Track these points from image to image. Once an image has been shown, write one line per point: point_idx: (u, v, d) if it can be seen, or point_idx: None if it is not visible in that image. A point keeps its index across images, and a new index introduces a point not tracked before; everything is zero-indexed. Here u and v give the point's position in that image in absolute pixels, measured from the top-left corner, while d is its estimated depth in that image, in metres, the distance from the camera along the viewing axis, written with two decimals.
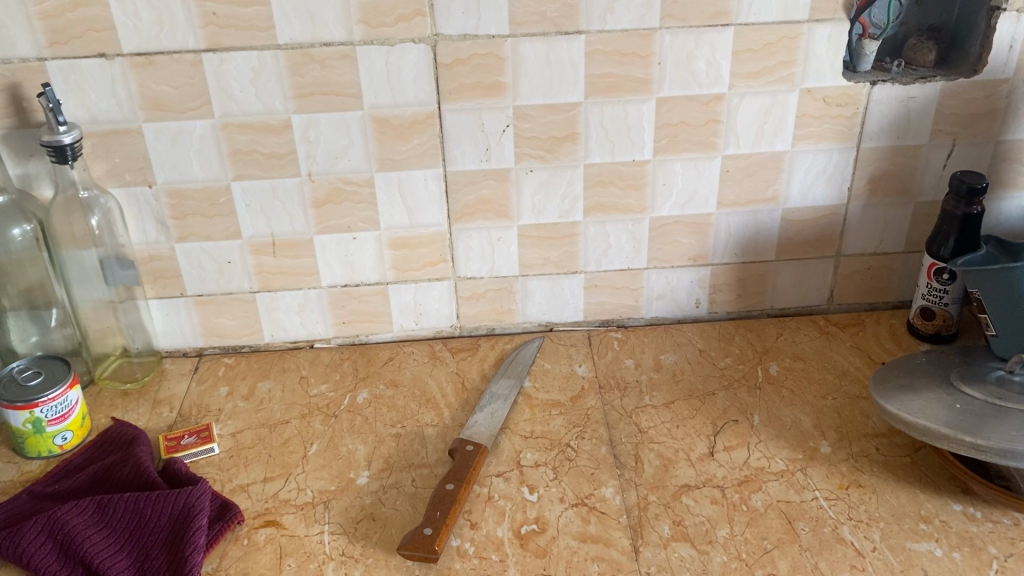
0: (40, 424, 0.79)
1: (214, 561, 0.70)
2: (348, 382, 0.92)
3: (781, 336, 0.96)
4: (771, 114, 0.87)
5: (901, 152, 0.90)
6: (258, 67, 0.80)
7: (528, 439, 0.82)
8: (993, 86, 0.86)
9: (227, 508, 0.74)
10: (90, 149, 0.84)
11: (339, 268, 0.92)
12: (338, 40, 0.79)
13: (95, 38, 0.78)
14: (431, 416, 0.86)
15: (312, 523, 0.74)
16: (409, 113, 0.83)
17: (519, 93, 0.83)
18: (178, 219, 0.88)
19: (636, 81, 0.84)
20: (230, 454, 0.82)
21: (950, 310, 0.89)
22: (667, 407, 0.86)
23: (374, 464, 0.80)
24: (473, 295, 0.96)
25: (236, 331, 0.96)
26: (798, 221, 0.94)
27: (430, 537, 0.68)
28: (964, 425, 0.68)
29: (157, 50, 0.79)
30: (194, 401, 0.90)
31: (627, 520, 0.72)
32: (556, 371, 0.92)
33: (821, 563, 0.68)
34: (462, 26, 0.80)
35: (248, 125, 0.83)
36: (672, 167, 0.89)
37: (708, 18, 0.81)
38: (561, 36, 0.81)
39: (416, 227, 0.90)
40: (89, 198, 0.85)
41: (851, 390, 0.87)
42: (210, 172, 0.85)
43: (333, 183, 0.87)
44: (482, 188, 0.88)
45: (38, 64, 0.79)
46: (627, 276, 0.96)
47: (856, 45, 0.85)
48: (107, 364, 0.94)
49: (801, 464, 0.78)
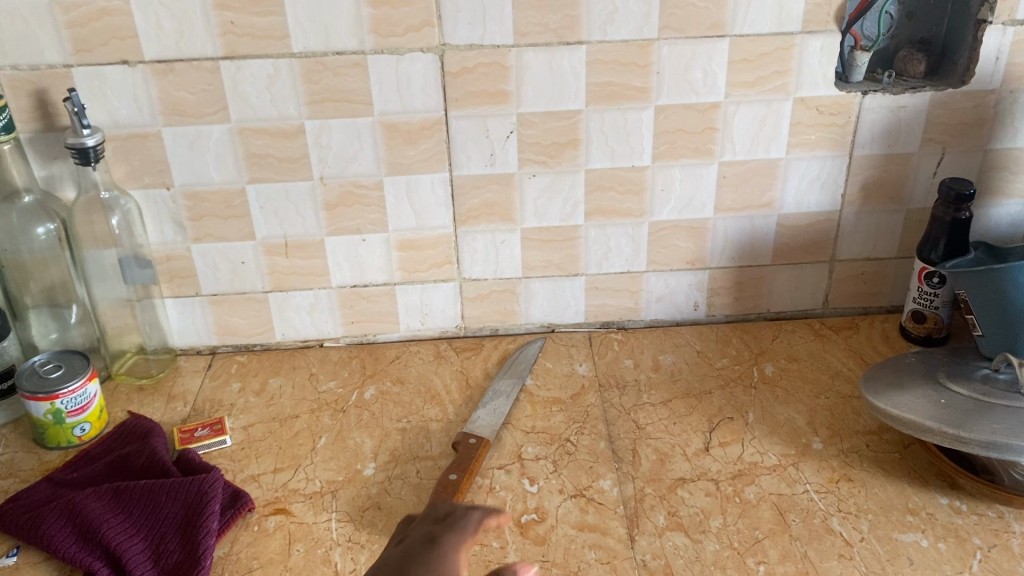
0: (60, 414, 0.83)
1: (226, 546, 0.73)
2: (356, 379, 0.95)
3: (776, 338, 0.99)
4: (766, 122, 0.90)
5: (892, 160, 0.93)
6: (274, 75, 0.84)
7: (529, 434, 0.85)
8: (981, 96, 0.89)
9: (238, 496, 0.77)
10: (111, 151, 0.87)
11: (349, 268, 0.96)
12: (349, 49, 0.83)
13: (119, 45, 0.82)
14: (435, 412, 0.89)
15: (320, 511, 0.77)
16: (418, 119, 0.87)
17: (523, 100, 0.87)
18: (194, 220, 0.91)
19: (635, 89, 0.87)
20: (241, 446, 0.85)
21: (941, 314, 0.92)
22: (665, 405, 0.89)
23: (380, 456, 0.83)
24: (478, 296, 0.99)
25: (249, 330, 0.99)
26: (793, 227, 0.97)
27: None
28: (948, 419, 0.70)
29: (177, 57, 0.83)
30: (207, 396, 0.93)
31: (623, 510, 0.75)
32: (557, 370, 0.95)
33: (810, 552, 0.70)
34: (468, 36, 0.83)
35: (263, 131, 0.87)
36: (671, 172, 0.92)
37: (704, 29, 0.84)
38: (564, 47, 0.84)
39: (424, 230, 0.94)
40: (110, 199, 0.88)
41: (844, 389, 0.90)
42: (225, 175, 0.89)
43: (345, 186, 0.90)
44: (487, 192, 0.92)
45: (64, 71, 0.83)
46: (627, 279, 0.99)
47: (849, 56, 0.89)
48: (123, 361, 0.98)
49: (793, 459, 0.80)
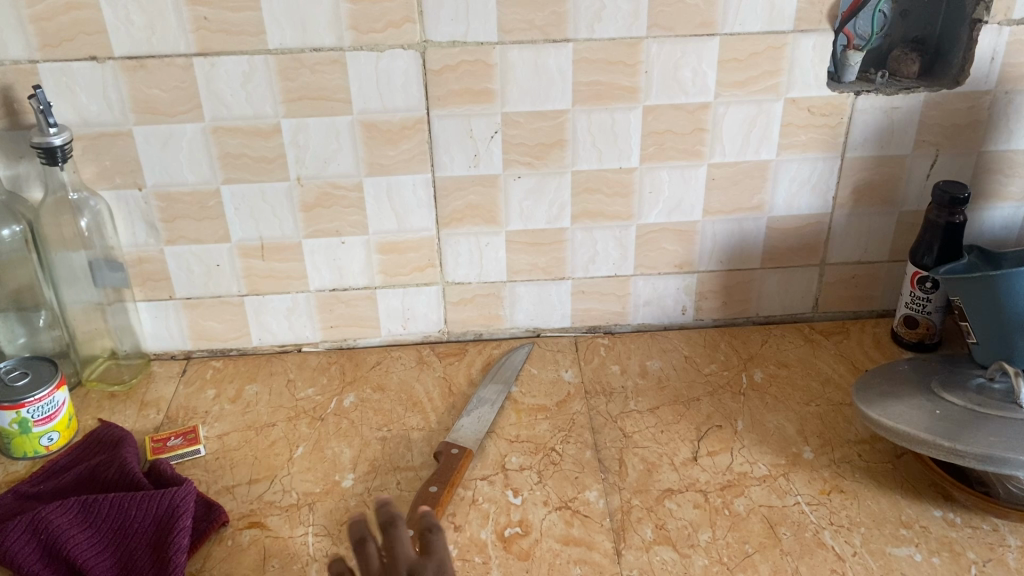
0: (26, 424, 0.79)
1: (198, 562, 0.70)
2: (335, 386, 0.92)
3: (766, 343, 0.97)
4: (756, 122, 0.87)
5: (884, 162, 0.91)
6: (249, 72, 0.81)
7: (513, 444, 0.82)
8: (975, 98, 0.87)
9: (212, 509, 0.74)
10: (80, 151, 0.84)
11: (328, 271, 0.93)
12: (327, 46, 0.80)
13: (86, 40, 0.79)
14: (417, 420, 0.87)
15: (296, 525, 0.74)
16: (398, 119, 0.84)
17: (508, 99, 0.84)
18: (167, 222, 0.88)
19: (623, 89, 0.85)
20: (215, 456, 0.83)
21: (933, 319, 0.90)
22: (652, 412, 0.86)
23: (359, 467, 0.81)
24: (462, 300, 0.96)
25: (224, 335, 0.96)
26: (783, 230, 0.95)
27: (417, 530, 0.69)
28: (944, 431, 0.68)
29: (148, 54, 0.79)
30: (181, 403, 0.90)
31: (610, 523, 0.73)
32: (543, 376, 0.92)
33: (801, 567, 0.68)
34: (451, 32, 0.81)
35: (238, 130, 0.84)
36: (659, 174, 0.90)
37: (694, 28, 0.82)
38: (549, 44, 0.82)
39: (405, 232, 0.91)
40: (79, 199, 0.85)
41: (835, 396, 0.88)
42: (199, 175, 0.86)
43: (323, 187, 0.87)
44: (470, 193, 0.89)
45: (30, 67, 0.79)
46: (614, 282, 0.97)
47: (841, 56, 0.87)
48: (94, 366, 0.94)
49: (784, 469, 0.78)
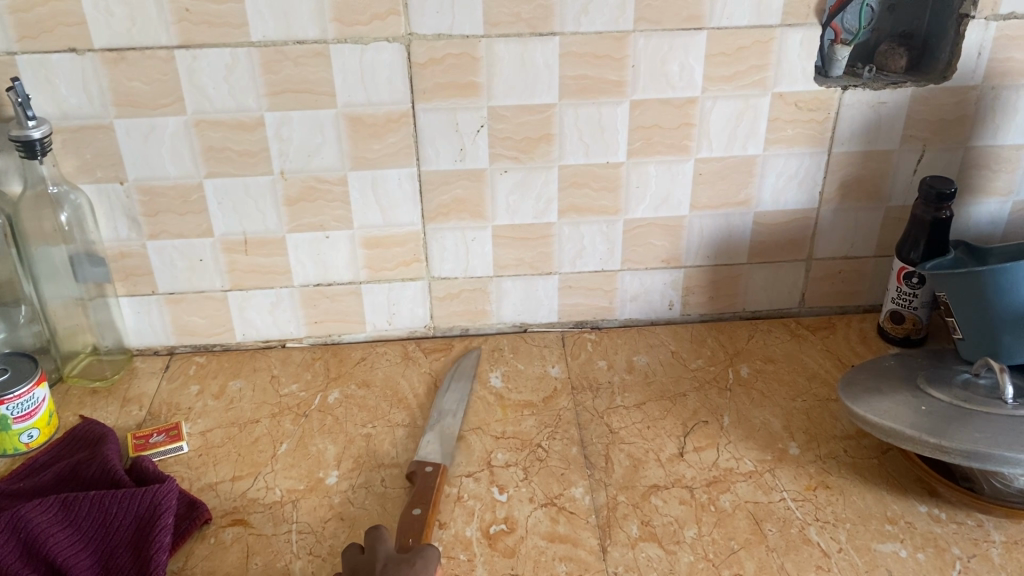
0: (6, 421, 0.78)
1: (180, 561, 0.70)
2: (319, 382, 0.92)
3: (752, 339, 0.97)
4: (743, 117, 0.87)
5: (871, 156, 0.91)
6: (231, 64, 0.80)
7: (498, 440, 0.82)
8: (963, 93, 0.87)
9: (194, 507, 0.73)
10: (60, 144, 0.83)
11: (313, 266, 0.92)
12: (311, 38, 0.79)
13: (65, 32, 0.77)
14: (402, 416, 0.86)
15: (279, 522, 0.74)
16: (383, 112, 0.83)
17: (494, 93, 0.83)
18: (149, 216, 0.87)
19: (610, 83, 0.84)
20: (198, 452, 0.82)
21: (920, 314, 0.90)
22: (638, 408, 0.86)
23: (343, 463, 0.80)
24: (447, 295, 0.96)
25: (208, 330, 0.95)
26: (770, 225, 0.94)
27: (418, 517, 0.69)
28: (929, 427, 0.68)
29: (129, 45, 0.78)
30: (164, 400, 0.89)
31: (596, 519, 0.72)
32: (529, 372, 0.92)
33: (787, 563, 0.68)
34: (436, 25, 0.80)
35: (221, 123, 0.83)
36: (646, 169, 0.89)
37: (681, 21, 0.81)
38: (536, 38, 0.81)
39: (391, 227, 0.90)
40: (59, 193, 0.84)
41: (821, 392, 0.88)
42: (181, 169, 0.85)
43: (307, 181, 0.87)
44: (457, 188, 0.88)
45: (8, 58, 0.78)
46: (601, 277, 0.96)
47: (829, 51, 0.87)
48: (75, 362, 0.93)
49: (770, 465, 0.78)
